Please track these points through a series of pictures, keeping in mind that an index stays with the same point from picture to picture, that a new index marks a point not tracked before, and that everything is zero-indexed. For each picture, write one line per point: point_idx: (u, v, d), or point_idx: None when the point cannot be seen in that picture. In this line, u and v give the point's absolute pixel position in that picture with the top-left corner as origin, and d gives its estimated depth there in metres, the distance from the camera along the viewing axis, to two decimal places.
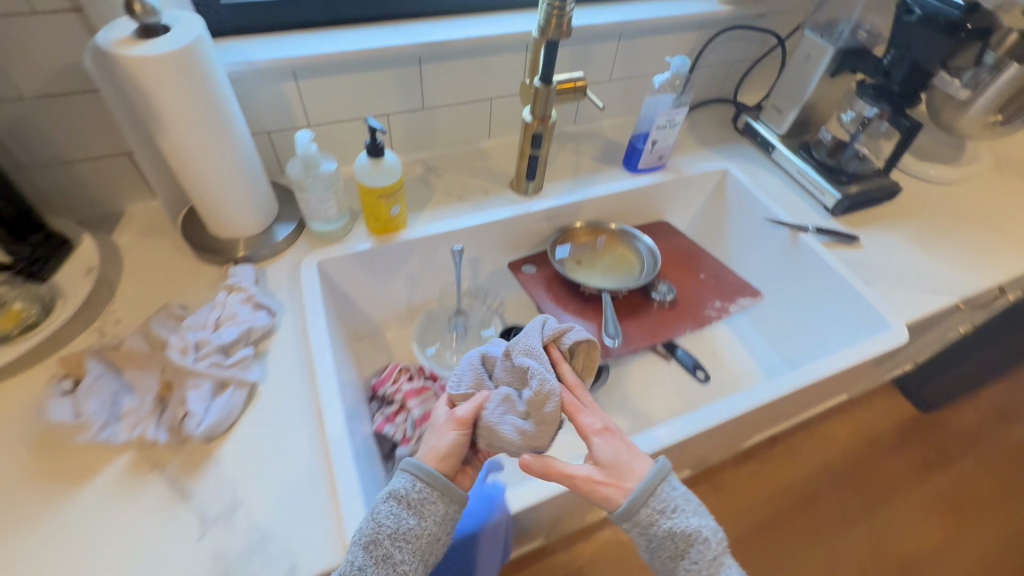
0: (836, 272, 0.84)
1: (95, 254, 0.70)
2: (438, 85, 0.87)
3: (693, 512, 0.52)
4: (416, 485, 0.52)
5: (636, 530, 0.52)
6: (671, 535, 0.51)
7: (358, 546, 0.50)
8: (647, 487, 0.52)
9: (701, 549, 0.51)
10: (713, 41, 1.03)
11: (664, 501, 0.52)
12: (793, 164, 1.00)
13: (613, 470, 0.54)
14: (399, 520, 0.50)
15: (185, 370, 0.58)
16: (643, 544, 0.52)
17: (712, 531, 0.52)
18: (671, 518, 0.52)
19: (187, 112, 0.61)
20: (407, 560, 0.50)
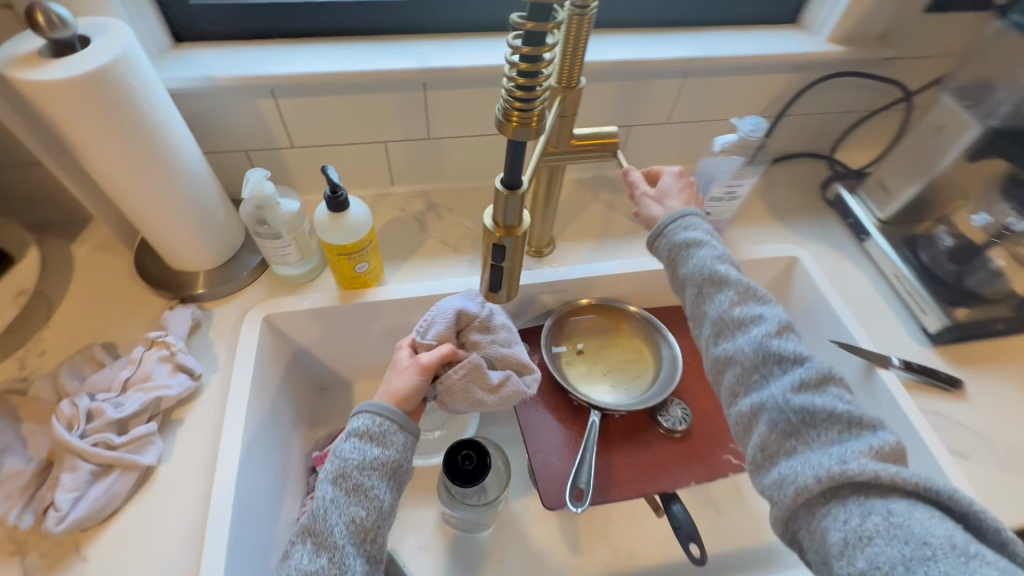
0: (919, 435, 0.63)
1: (33, 274, 0.63)
2: (447, 115, 0.73)
3: (757, 302, 0.54)
4: (377, 420, 0.53)
5: (696, 312, 0.56)
6: (728, 300, 0.54)
7: (328, 482, 0.50)
8: (676, 215, 0.60)
9: (758, 327, 0.52)
10: (812, 88, 0.80)
11: (694, 229, 0.59)
12: (891, 263, 0.77)
13: (667, 237, 0.59)
14: (363, 453, 0.51)
15: (63, 447, 0.50)
16: (702, 332, 0.55)
17: (773, 318, 0.53)
18: (729, 289, 0.54)
19: (105, 145, 0.51)
20: (378, 486, 0.51)
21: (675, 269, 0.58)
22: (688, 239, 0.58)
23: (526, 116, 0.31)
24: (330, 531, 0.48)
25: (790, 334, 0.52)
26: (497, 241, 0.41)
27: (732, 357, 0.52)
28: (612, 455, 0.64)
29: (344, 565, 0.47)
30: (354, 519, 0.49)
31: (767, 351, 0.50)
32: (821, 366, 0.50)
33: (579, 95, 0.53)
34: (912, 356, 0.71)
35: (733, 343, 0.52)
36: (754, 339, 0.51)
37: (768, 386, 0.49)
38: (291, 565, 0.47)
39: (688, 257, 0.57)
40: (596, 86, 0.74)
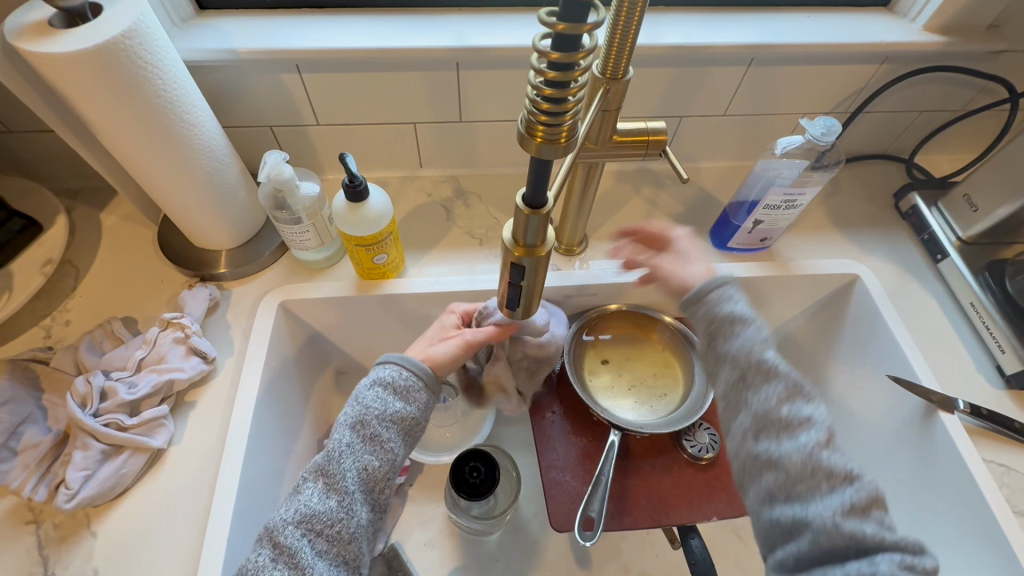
0: (979, 492, 0.55)
1: (59, 243, 0.63)
2: (481, 98, 0.68)
3: (807, 401, 0.47)
4: (404, 373, 0.50)
5: (734, 398, 0.49)
6: (775, 396, 0.47)
7: (345, 426, 0.48)
8: (716, 282, 0.54)
9: (809, 433, 0.45)
10: (898, 83, 0.70)
11: (738, 305, 0.52)
12: (968, 290, 0.68)
13: (710, 305, 0.53)
14: (385, 403, 0.48)
15: (76, 426, 0.51)
16: (737, 423, 0.48)
17: (824, 424, 0.46)
18: (776, 382, 0.48)
19: (117, 120, 0.48)
20: (395, 439, 0.48)
21: (716, 345, 0.51)
22: (733, 317, 0.51)
23: (553, 131, 0.26)
24: (341, 475, 0.45)
25: (838, 444, 0.46)
26: (515, 260, 0.36)
27: (775, 461, 0.45)
28: (630, 478, 0.60)
29: (351, 512, 0.45)
30: (366, 468, 0.46)
31: (816, 461, 0.44)
32: (871, 487, 0.44)
33: (626, 88, 0.47)
34: (980, 399, 0.63)
35: (778, 446, 0.45)
36: (803, 446, 0.44)
37: (814, 502, 0.43)
38: (299, 501, 0.45)
39: (732, 334, 0.51)
40: (646, 72, 0.67)
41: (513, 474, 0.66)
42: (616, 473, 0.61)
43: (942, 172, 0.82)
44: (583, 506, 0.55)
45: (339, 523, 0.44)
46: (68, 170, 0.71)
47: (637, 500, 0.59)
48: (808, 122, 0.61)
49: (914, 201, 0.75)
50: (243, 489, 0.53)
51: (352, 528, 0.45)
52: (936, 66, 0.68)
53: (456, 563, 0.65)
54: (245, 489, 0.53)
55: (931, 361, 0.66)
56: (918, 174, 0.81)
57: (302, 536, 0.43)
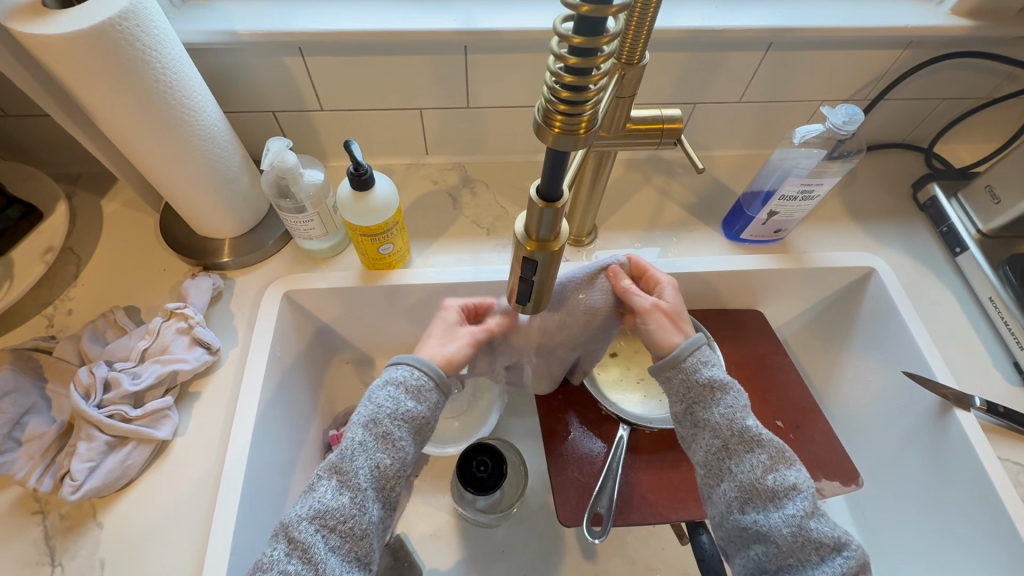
0: (995, 492, 0.55)
1: (59, 230, 0.62)
2: (489, 83, 0.66)
3: (790, 467, 0.47)
4: (416, 373, 0.48)
5: (715, 466, 0.48)
6: (760, 465, 0.46)
7: (358, 424, 0.46)
8: (692, 343, 0.51)
9: (795, 503, 0.45)
10: (921, 69, 0.68)
11: (713, 365, 0.51)
12: (987, 284, 0.66)
13: (686, 372, 0.50)
14: (399, 402, 0.47)
15: (80, 417, 0.50)
16: (721, 491, 0.47)
17: (808, 490, 0.46)
18: (760, 452, 0.47)
19: (116, 106, 0.47)
20: (406, 438, 0.47)
21: (694, 409, 0.49)
22: (712, 380, 0.50)
23: (572, 121, 0.25)
24: (354, 472, 0.44)
25: (820, 510, 0.46)
26: (528, 254, 0.35)
27: (764, 532, 0.44)
28: (637, 473, 0.60)
29: (364, 508, 0.44)
30: (378, 465, 0.45)
31: (805, 534, 0.43)
32: (857, 551, 0.44)
33: (641, 74, 0.45)
34: (997, 396, 0.62)
35: (766, 518, 0.44)
36: (791, 517, 0.44)
37: (805, 573, 0.42)
38: (313, 498, 0.44)
39: (714, 402, 0.49)
40: (660, 57, 0.64)
41: (519, 468, 0.66)
42: (624, 467, 0.60)
43: (963, 162, 0.80)
44: (592, 501, 0.56)
45: (353, 519, 0.43)
46: (68, 155, 0.70)
47: (645, 495, 0.58)
48: (829, 110, 0.59)
49: (933, 192, 0.73)
50: (249, 481, 0.53)
51: (365, 525, 0.44)
52: (961, 51, 0.66)
53: (462, 554, 0.65)
54: (251, 481, 0.53)
55: (947, 357, 0.65)
56: (937, 164, 0.79)
57: (316, 531, 0.42)
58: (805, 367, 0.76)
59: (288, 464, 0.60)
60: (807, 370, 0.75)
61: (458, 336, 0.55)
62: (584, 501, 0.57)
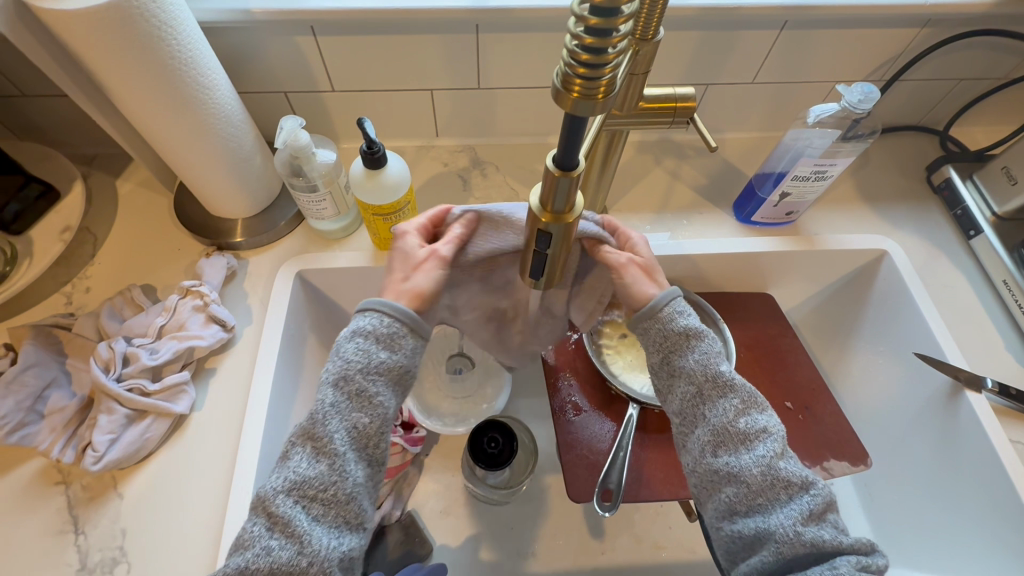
0: (1005, 473, 0.55)
1: (76, 210, 0.63)
2: (500, 63, 0.65)
3: (761, 410, 0.46)
4: (385, 321, 0.47)
5: (689, 413, 0.47)
6: (732, 409, 0.45)
7: (329, 385, 0.45)
8: (669, 293, 0.50)
9: (765, 444, 0.44)
10: (938, 49, 0.67)
11: (688, 313, 0.49)
12: (1001, 267, 0.66)
13: (663, 321, 0.48)
14: (369, 355, 0.45)
15: (101, 391, 0.51)
16: (694, 438, 0.46)
17: (778, 432, 0.45)
18: (733, 396, 0.46)
19: (129, 81, 0.47)
20: (383, 392, 0.45)
21: (670, 357, 0.48)
22: (688, 327, 0.48)
23: (591, 85, 0.25)
24: (329, 437, 0.43)
25: (791, 451, 0.45)
26: (543, 226, 0.35)
27: (734, 474, 0.43)
28: (645, 452, 0.60)
29: (345, 473, 0.43)
30: (356, 425, 0.44)
31: (775, 474, 0.42)
32: (825, 491, 0.43)
33: (655, 49, 0.45)
34: (1009, 378, 0.62)
35: (738, 460, 0.43)
36: (761, 458, 0.43)
37: (774, 512, 0.42)
38: (289, 469, 0.43)
39: (689, 349, 0.48)
40: (672, 36, 0.64)
41: (529, 447, 0.66)
42: (633, 445, 0.60)
43: (979, 145, 0.79)
44: (602, 477, 0.56)
45: (334, 486, 0.42)
46: (83, 136, 0.70)
47: (654, 474, 0.58)
48: (845, 88, 0.58)
49: (948, 174, 0.73)
50: (264, 454, 0.54)
51: (348, 488, 0.43)
52: (980, 30, 0.65)
53: (471, 530, 0.66)
54: (266, 455, 0.54)
55: (959, 339, 0.64)
56: (952, 147, 0.78)
57: (296, 503, 0.42)
58: (814, 350, 0.76)
59: None
60: (817, 353, 0.75)
61: (421, 262, 0.50)
62: (593, 477, 0.58)
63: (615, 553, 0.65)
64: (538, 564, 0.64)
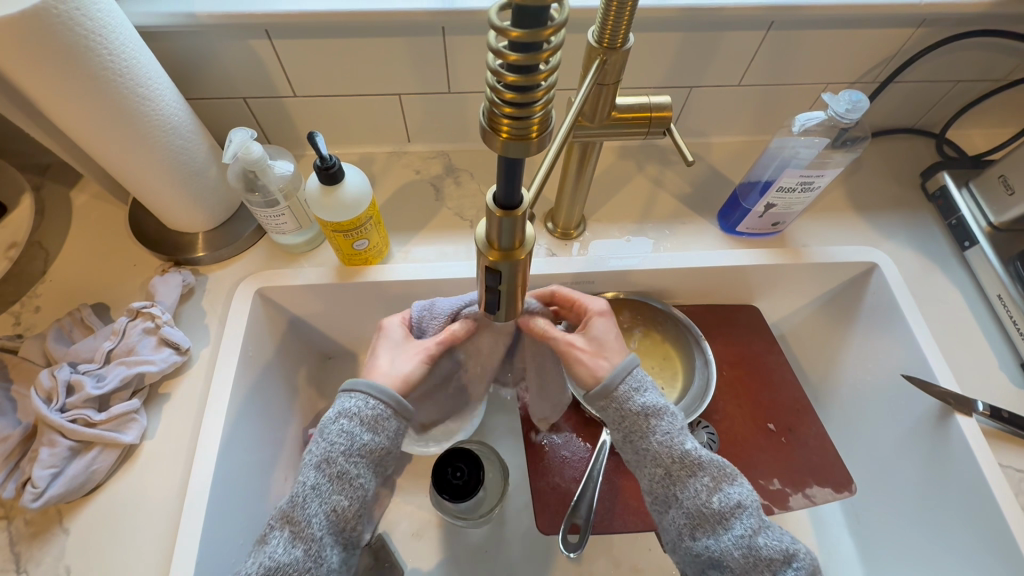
0: (994, 503, 0.52)
1: (22, 224, 0.60)
2: (471, 66, 0.62)
3: (734, 483, 0.45)
4: (371, 402, 0.47)
5: (663, 495, 0.46)
6: (704, 489, 0.45)
7: (311, 466, 0.44)
8: (624, 368, 0.50)
9: (742, 521, 0.43)
10: (934, 49, 0.64)
11: (646, 388, 0.49)
12: (995, 280, 0.63)
13: (619, 400, 0.48)
14: (352, 437, 0.45)
15: (42, 422, 0.48)
16: (670, 519, 0.46)
17: (754, 505, 0.45)
18: (702, 474, 0.45)
19: (57, 92, 0.44)
20: (364, 474, 0.45)
21: (632, 438, 0.48)
22: (645, 405, 0.48)
23: (521, 126, 0.22)
24: (307, 521, 0.42)
25: (768, 521, 0.45)
26: (491, 265, 0.32)
27: (717, 559, 0.43)
28: (620, 479, 0.57)
29: (321, 559, 0.42)
30: (335, 509, 0.44)
31: (756, 554, 0.42)
32: (808, 560, 0.43)
33: (625, 58, 0.42)
34: (1002, 400, 0.59)
35: (717, 543, 0.43)
36: (740, 539, 0.43)
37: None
38: (264, 554, 0.41)
39: (650, 429, 0.47)
40: (653, 37, 0.60)
41: (496, 466, 0.65)
42: (607, 471, 0.58)
43: (977, 148, 0.75)
44: (570, 511, 0.54)
45: (308, 573, 0.41)
46: (33, 145, 0.67)
47: (629, 503, 0.56)
48: (833, 96, 0.55)
49: (943, 181, 0.69)
50: (217, 488, 0.51)
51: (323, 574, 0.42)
52: (980, 29, 0.61)
53: (442, 555, 0.63)
54: (220, 487, 0.51)
55: (951, 358, 0.62)
56: (949, 151, 0.74)
57: None
58: (801, 364, 0.73)
59: (261, 464, 0.59)
60: (804, 367, 0.73)
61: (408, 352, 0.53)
62: (563, 507, 0.56)
63: None
64: None
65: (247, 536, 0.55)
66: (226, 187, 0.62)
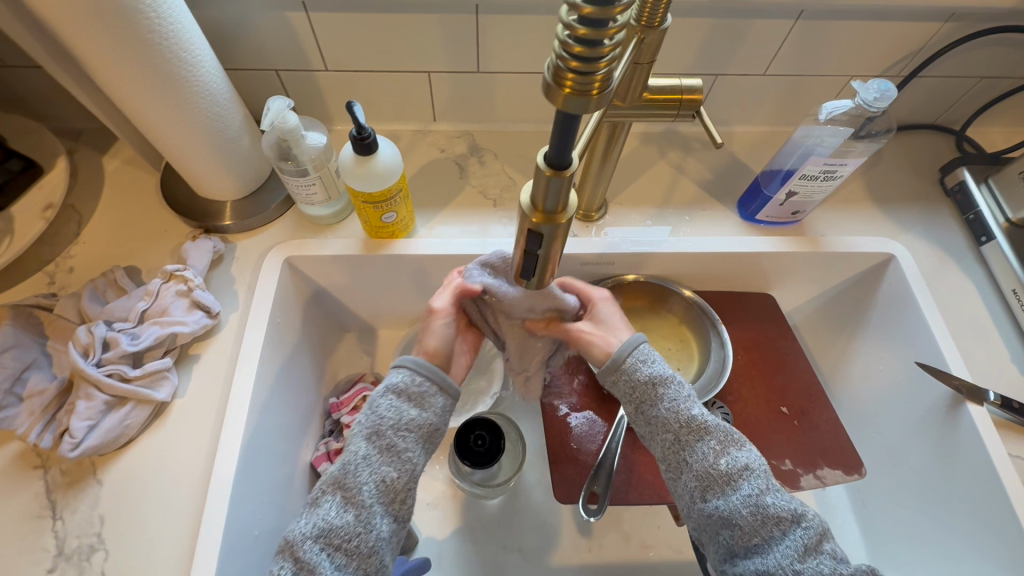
0: (1002, 490, 0.54)
1: (58, 186, 0.61)
2: (502, 46, 0.63)
3: (740, 447, 0.47)
4: (416, 378, 0.48)
5: (672, 460, 0.48)
6: (712, 451, 0.46)
7: (361, 437, 0.46)
8: (630, 343, 0.52)
9: (749, 482, 0.45)
10: (959, 45, 0.64)
11: (653, 359, 0.51)
12: (1010, 275, 0.64)
13: (628, 372, 0.50)
14: (400, 411, 0.46)
15: (79, 375, 0.50)
16: (681, 484, 0.47)
17: (760, 467, 0.46)
18: (710, 437, 0.47)
19: (104, 49, 0.45)
20: (413, 448, 0.46)
21: (642, 408, 0.49)
22: (653, 375, 0.50)
23: (585, 80, 0.23)
24: (359, 487, 0.44)
25: (776, 484, 0.46)
26: (533, 227, 0.33)
27: (727, 519, 0.44)
28: (637, 454, 0.59)
29: (370, 525, 0.43)
30: (384, 479, 0.44)
31: (764, 511, 0.44)
32: (817, 522, 0.45)
33: (661, 38, 0.43)
34: (1012, 392, 0.60)
35: (726, 502, 0.45)
36: (747, 498, 0.44)
37: (771, 551, 0.43)
38: (317, 515, 0.43)
39: (658, 397, 0.49)
40: (682, 23, 0.61)
41: (516, 443, 0.66)
42: (623, 447, 0.59)
43: (996, 146, 0.76)
44: (588, 481, 0.56)
45: (357, 537, 0.42)
46: (69, 111, 0.68)
47: (645, 477, 0.57)
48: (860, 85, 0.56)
49: (962, 177, 0.70)
50: (245, 446, 0.53)
51: (372, 541, 0.43)
52: (1005, 25, 0.62)
53: (458, 523, 0.65)
54: (246, 446, 0.53)
55: (964, 350, 0.63)
56: (969, 148, 0.75)
57: (322, 550, 0.42)
58: (814, 353, 0.74)
59: (284, 428, 0.60)
60: (816, 356, 0.74)
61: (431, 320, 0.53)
62: (580, 478, 0.57)
63: (602, 549, 0.64)
64: (524, 559, 0.63)
65: (271, 496, 0.56)
66: (257, 156, 0.63)
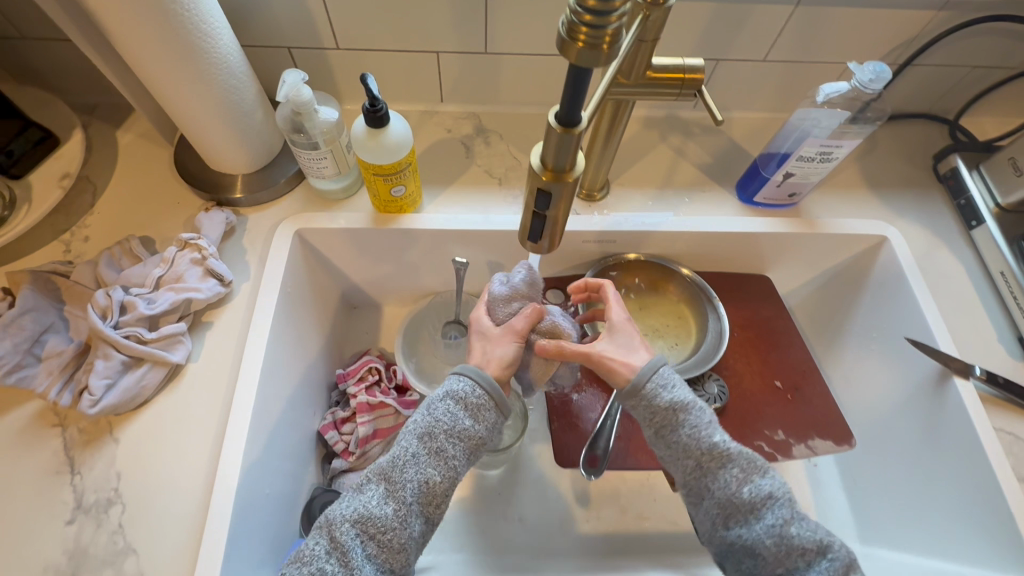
0: (986, 462, 0.56)
1: (75, 157, 0.63)
2: (510, 27, 0.64)
3: (764, 475, 0.47)
4: (477, 390, 0.48)
5: (694, 486, 0.48)
6: (734, 480, 0.46)
7: (413, 435, 0.47)
8: (652, 366, 0.50)
9: (773, 512, 0.45)
10: (953, 33, 0.66)
11: (672, 383, 0.49)
12: (999, 258, 0.66)
13: (648, 398, 0.49)
14: (456, 419, 0.47)
15: (97, 336, 0.52)
16: (703, 509, 0.48)
17: (785, 495, 0.46)
18: (732, 465, 0.47)
19: (127, 14, 0.46)
20: (459, 456, 0.47)
21: (662, 433, 0.49)
22: (674, 400, 0.48)
23: (597, 34, 0.25)
24: (403, 483, 0.45)
25: (802, 511, 0.46)
26: (543, 186, 0.35)
27: (750, 548, 0.45)
28: (635, 423, 0.61)
29: (406, 523, 0.45)
30: (428, 480, 0.46)
31: (788, 543, 0.44)
32: (844, 551, 0.44)
33: (666, 15, 0.45)
34: (997, 370, 0.62)
35: (749, 532, 0.45)
36: (772, 528, 0.45)
37: None
38: (359, 501, 0.45)
39: (679, 424, 0.48)
40: (685, 8, 0.63)
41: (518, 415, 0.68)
42: (623, 415, 0.61)
43: (988, 135, 0.78)
44: (589, 443, 0.58)
45: (393, 531, 0.44)
46: (85, 85, 0.70)
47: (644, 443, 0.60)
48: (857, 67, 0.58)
49: (955, 163, 0.72)
50: (258, 409, 0.54)
51: (405, 538, 0.44)
52: (997, 14, 0.64)
53: (460, 491, 0.67)
54: (259, 409, 0.54)
55: (952, 329, 0.65)
56: (961, 137, 0.77)
57: (357, 535, 0.44)
58: (807, 334, 0.76)
59: (294, 395, 0.62)
60: (810, 336, 0.76)
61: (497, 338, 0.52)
62: (580, 442, 0.60)
63: (600, 518, 0.66)
64: (524, 527, 0.65)
65: (282, 459, 0.58)
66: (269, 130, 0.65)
